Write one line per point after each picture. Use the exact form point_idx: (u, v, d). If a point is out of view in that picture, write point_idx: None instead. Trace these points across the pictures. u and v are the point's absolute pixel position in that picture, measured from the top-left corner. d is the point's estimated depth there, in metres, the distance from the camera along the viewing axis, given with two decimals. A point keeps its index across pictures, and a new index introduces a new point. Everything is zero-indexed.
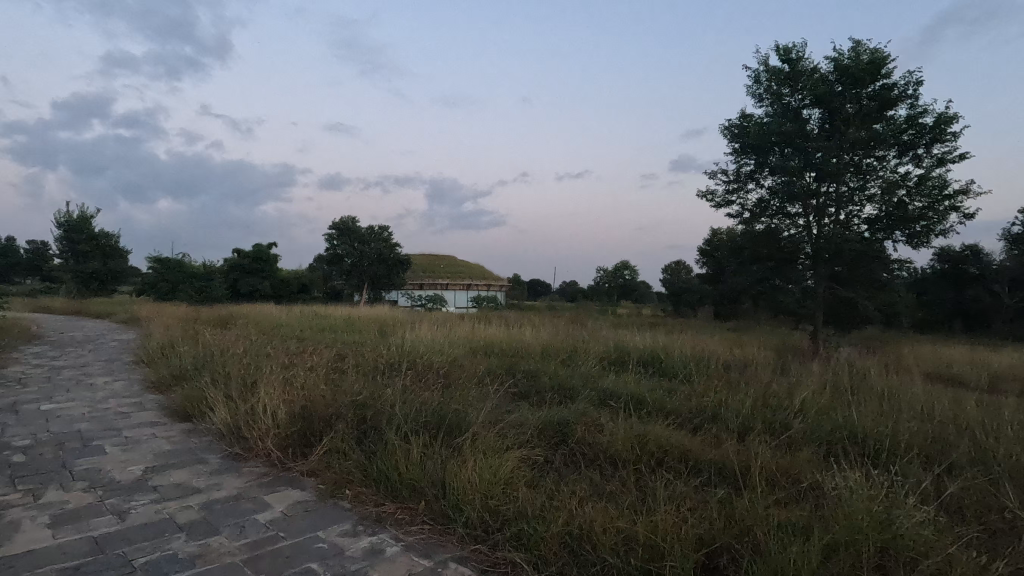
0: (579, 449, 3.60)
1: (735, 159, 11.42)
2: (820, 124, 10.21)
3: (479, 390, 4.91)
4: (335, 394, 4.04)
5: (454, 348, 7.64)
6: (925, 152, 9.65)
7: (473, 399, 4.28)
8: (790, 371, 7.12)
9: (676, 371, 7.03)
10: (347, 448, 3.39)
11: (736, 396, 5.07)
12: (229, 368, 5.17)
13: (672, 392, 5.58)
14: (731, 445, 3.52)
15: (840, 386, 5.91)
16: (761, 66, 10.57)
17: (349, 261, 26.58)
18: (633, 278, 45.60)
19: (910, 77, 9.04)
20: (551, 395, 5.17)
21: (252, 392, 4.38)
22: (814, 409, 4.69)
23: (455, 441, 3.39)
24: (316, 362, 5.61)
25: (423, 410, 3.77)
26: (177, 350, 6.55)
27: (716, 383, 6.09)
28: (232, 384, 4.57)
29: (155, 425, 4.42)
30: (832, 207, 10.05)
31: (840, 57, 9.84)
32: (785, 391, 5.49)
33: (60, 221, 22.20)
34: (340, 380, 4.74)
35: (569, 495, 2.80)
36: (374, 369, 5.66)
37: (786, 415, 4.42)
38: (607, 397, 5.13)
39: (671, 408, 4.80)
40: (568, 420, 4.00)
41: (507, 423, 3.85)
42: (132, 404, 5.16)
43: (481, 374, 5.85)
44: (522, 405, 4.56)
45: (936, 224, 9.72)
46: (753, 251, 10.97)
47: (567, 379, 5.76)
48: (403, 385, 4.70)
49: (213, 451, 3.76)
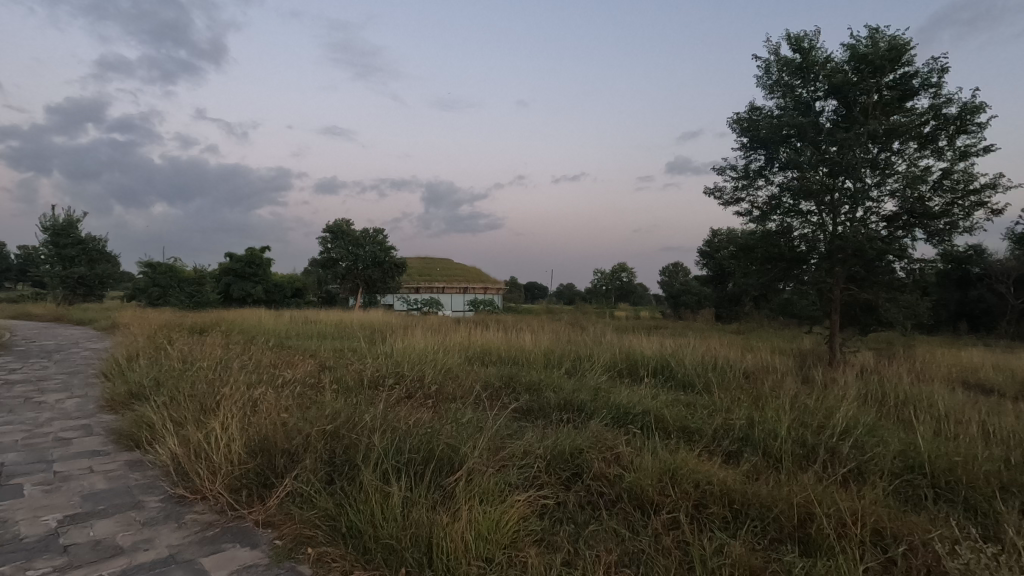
0: (597, 487, 2.98)
1: (744, 154, 10.82)
2: (835, 117, 9.62)
3: (477, 411, 4.28)
4: (304, 421, 3.38)
5: (448, 357, 7.01)
6: (949, 145, 9.07)
7: (468, 421, 3.64)
8: (815, 381, 6.51)
9: (691, 381, 6.43)
10: (313, 490, 2.75)
11: (768, 414, 4.48)
12: (190, 388, 4.51)
13: (694, 408, 4.97)
14: (784, 484, 2.91)
15: (878, 401, 5.30)
16: (771, 56, 10.01)
17: (345, 264, 25.83)
18: (630, 280, 44.97)
19: (934, 64, 8.46)
20: (558, 415, 4.54)
21: (210, 416, 3.70)
22: (863, 429, 4.10)
23: (446, 483, 2.75)
24: (292, 378, 4.95)
25: (409, 437, 3.12)
26: (140, 364, 5.88)
27: (740, 397, 5.47)
28: (188, 407, 3.91)
29: (94, 456, 3.75)
30: (848, 204, 9.45)
31: (857, 44, 9.24)
32: (823, 407, 4.88)
33: (45, 225, 21.48)
34: (317, 400, 4.09)
35: (593, 562, 2.20)
36: (357, 387, 5.00)
37: (833, 439, 3.81)
38: (622, 417, 4.52)
39: (695, 428, 4.21)
40: (582, 448, 3.38)
41: (510, 453, 3.23)
42: (78, 428, 4.49)
43: (478, 390, 5.21)
44: (526, 426, 3.94)
45: (960, 221, 9.14)
46: (765, 250, 10.36)
47: (575, 393, 5.15)
48: (386, 405, 4.06)
49: (153, 492, 3.10)
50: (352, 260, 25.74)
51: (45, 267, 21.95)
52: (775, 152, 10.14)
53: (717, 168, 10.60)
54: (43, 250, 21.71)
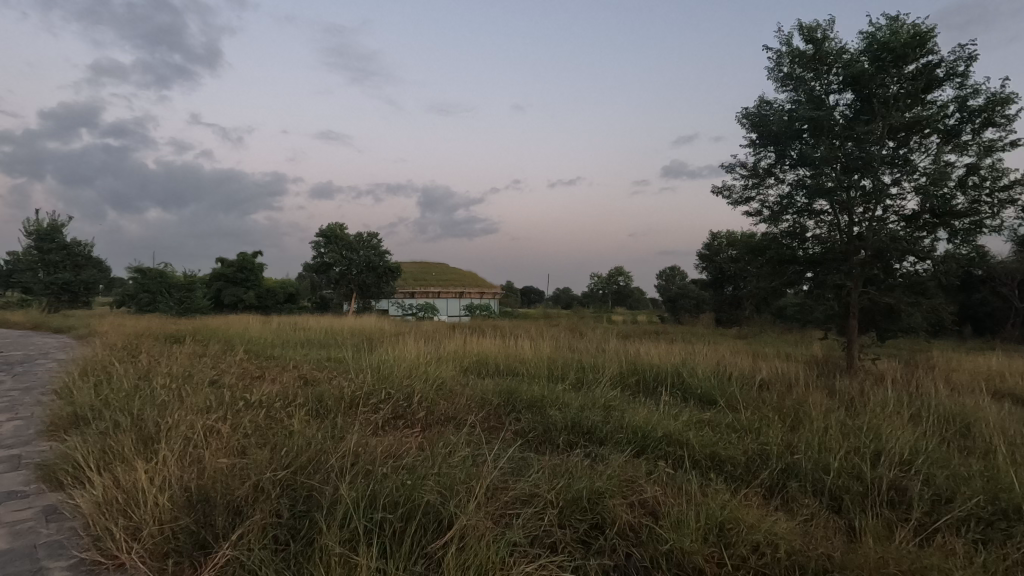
0: (624, 547, 2.40)
1: (753, 151, 10.22)
2: (852, 110, 9.04)
3: (472, 440, 3.65)
4: (255, 460, 2.72)
5: (441, 368, 6.38)
6: (975, 138, 8.50)
7: (462, 455, 3.01)
8: (844, 394, 5.91)
9: (707, 394, 5.84)
10: (257, 561, 2.08)
11: (808, 437, 3.89)
12: (138, 414, 3.83)
13: (719, 431, 4.35)
14: (865, 547, 2.30)
15: (923, 418, 4.71)
16: (782, 47, 9.45)
17: (338, 269, 25.15)
18: (626, 285, 44.29)
19: (961, 52, 7.89)
20: (566, 442, 3.93)
21: (149, 453, 3.04)
22: (927, 461, 3.52)
23: (433, 551, 2.12)
24: (262, 399, 4.30)
25: (387, 483, 2.47)
26: (94, 381, 5.20)
27: (768, 414, 4.88)
28: (126, 440, 3.24)
29: (6, 500, 3.06)
30: (867, 203, 8.85)
31: (875, 33, 8.68)
32: (867, 426, 4.30)
33: (29, 230, 20.77)
34: (283, 427, 3.46)
35: None
36: (335, 409, 4.36)
37: (897, 477, 3.21)
38: (640, 444, 3.90)
39: (728, 459, 3.60)
40: (603, 491, 2.75)
41: (513, 499, 2.62)
42: (4, 460, 3.80)
43: (472, 412, 4.57)
44: (530, 458, 3.30)
45: (986, 220, 8.58)
46: (778, 252, 9.76)
47: (584, 412, 4.52)
48: (363, 435, 3.42)
49: (62, 557, 2.40)
50: (344, 265, 25.00)
51: (28, 274, 21.09)
52: (786, 148, 9.55)
53: (726, 166, 10.00)
54: (27, 255, 20.93)
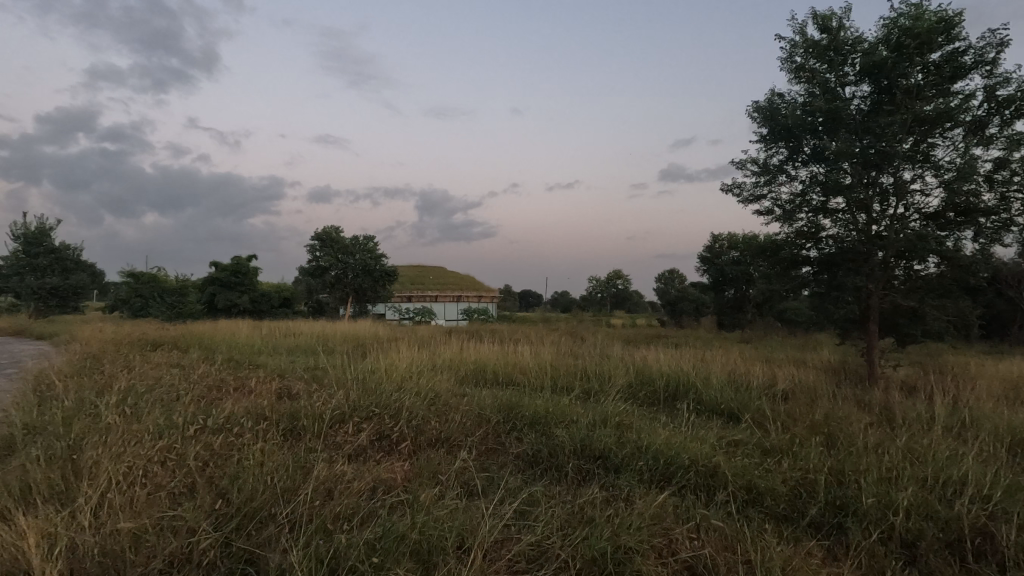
0: None
1: (763, 147, 9.66)
2: (869, 102, 8.50)
3: (465, 472, 3.06)
4: (190, 511, 2.14)
5: (435, 378, 5.81)
6: (1002, 130, 7.98)
7: (454, 498, 2.45)
8: (876, 407, 5.37)
9: (728, 409, 5.29)
10: None
11: (857, 462, 3.34)
12: (75, 443, 3.23)
13: (751, 455, 3.79)
14: None
15: (977, 437, 4.18)
16: (795, 36, 8.92)
17: (333, 272, 24.51)
18: (625, 287, 43.77)
19: (991, 37, 7.38)
20: (575, 471, 3.37)
21: (68, 498, 2.45)
22: (1005, 495, 2.98)
23: None
24: (226, 422, 3.71)
25: (354, 545, 1.90)
26: (43, 399, 4.59)
27: (803, 432, 4.32)
28: (46, 477, 2.65)
29: None
30: (887, 200, 8.27)
31: (897, 19, 8.14)
32: (920, 446, 3.76)
33: (15, 233, 20.17)
34: (240, 458, 2.88)
35: None
36: (309, 433, 3.78)
37: (979, 519, 2.66)
38: (662, 473, 3.34)
39: (768, 492, 3.03)
40: (631, 546, 2.19)
41: (518, 559, 2.07)
42: None
43: (467, 434, 4.00)
44: (536, 496, 2.73)
45: (1014, 218, 8.04)
46: (793, 252, 9.18)
47: (594, 432, 3.94)
48: (330, 467, 2.84)
49: None
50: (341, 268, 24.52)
51: (14, 278, 20.34)
52: (800, 144, 9.00)
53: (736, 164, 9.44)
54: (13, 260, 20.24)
